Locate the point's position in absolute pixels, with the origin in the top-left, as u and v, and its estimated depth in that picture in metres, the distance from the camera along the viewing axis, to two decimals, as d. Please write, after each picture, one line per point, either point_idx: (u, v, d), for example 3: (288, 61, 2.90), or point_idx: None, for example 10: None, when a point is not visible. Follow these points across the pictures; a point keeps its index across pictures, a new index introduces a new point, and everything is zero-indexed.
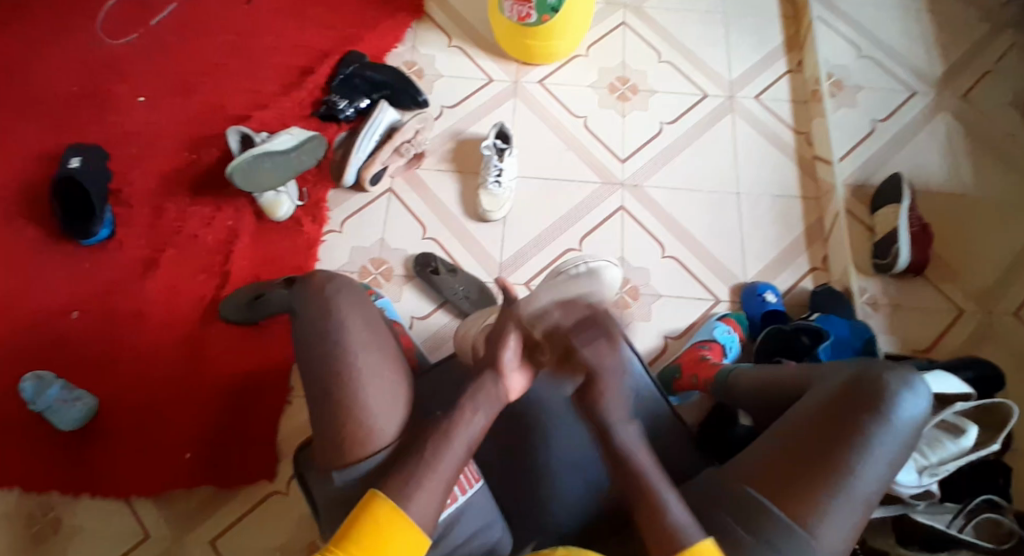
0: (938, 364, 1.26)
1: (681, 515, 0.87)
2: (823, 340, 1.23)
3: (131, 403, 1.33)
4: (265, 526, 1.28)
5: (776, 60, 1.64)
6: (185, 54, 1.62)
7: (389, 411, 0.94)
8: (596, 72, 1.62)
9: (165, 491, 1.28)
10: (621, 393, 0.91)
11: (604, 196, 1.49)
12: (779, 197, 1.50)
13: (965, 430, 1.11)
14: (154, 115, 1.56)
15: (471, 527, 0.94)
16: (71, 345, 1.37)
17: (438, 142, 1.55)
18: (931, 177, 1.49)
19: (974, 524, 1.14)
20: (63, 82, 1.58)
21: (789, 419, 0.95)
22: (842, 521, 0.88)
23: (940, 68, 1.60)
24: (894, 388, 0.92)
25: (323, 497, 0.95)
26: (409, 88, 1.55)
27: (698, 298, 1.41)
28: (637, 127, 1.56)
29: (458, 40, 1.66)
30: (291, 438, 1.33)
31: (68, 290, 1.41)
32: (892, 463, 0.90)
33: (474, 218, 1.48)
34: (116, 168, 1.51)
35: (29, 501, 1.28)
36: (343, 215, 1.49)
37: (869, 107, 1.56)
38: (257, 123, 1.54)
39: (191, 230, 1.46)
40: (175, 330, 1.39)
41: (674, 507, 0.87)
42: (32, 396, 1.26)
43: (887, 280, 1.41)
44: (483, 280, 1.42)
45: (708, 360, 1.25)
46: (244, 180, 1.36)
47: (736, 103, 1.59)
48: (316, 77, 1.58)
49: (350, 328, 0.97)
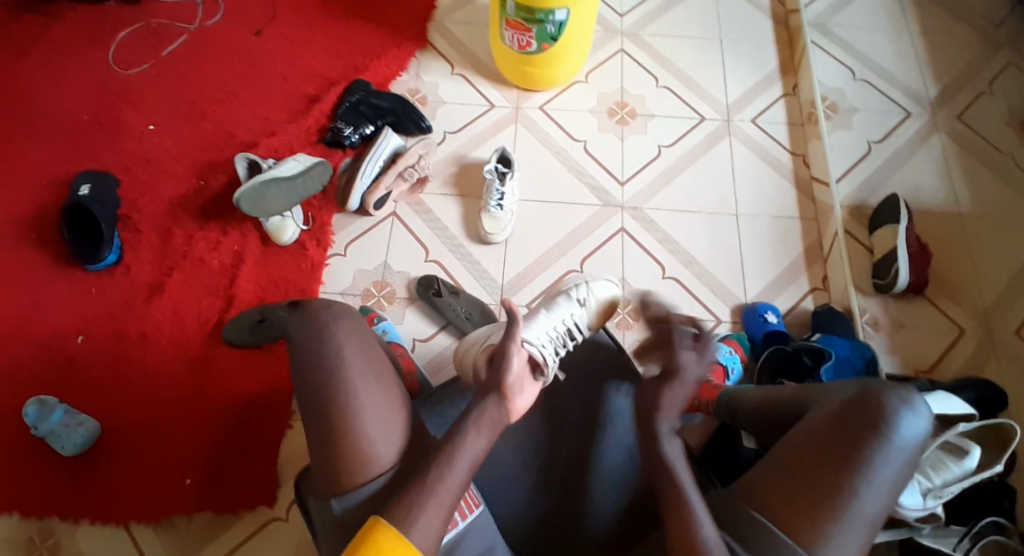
0: (939, 384, 1.27)
1: (711, 530, 0.89)
2: (825, 360, 1.26)
3: (133, 428, 1.34)
4: (266, 550, 1.28)
5: (772, 84, 1.67)
6: (194, 84, 1.66)
7: (387, 437, 0.95)
8: (596, 97, 1.65)
9: (165, 516, 1.29)
10: (650, 410, 0.96)
11: (605, 218, 1.51)
12: (778, 218, 1.51)
13: (968, 452, 1.12)
14: (163, 143, 1.59)
15: (472, 553, 0.95)
16: (76, 369, 1.38)
17: (440, 167, 1.58)
18: (928, 197, 1.50)
19: (980, 547, 1.14)
20: (74, 111, 1.62)
21: (791, 440, 0.96)
22: (847, 543, 0.88)
23: (934, 90, 1.63)
24: (895, 409, 0.93)
25: (322, 524, 0.94)
26: (413, 113, 1.58)
27: (698, 318, 1.42)
28: (635, 151, 1.58)
29: (460, 68, 1.69)
30: (296, 460, 1.35)
31: (75, 315, 1.43)
32: (893, 483, 0.91)
33: (476, 240, 1.50)
34: (125, 195, 1.54)
35: (31, 526, 1.29)
36: (347, 239, 1.51)
37: (865, 129, 1.59)
38: (264, 149, 1.57)
39: (198, 255, 1.48)
40: (180, 353, 1.40)
41: (704, 520, 0.90)
42: (34, 422, 1.27)
43: (887, 301, 1.42)
44: (486, 302, 1.43)
45: (710, 382, 1.25)
46: (251, 206, 1.38)
47: (734, 126, 1.61)
48: (322, 105, 1.61)
49: (348, 354, 0.98)
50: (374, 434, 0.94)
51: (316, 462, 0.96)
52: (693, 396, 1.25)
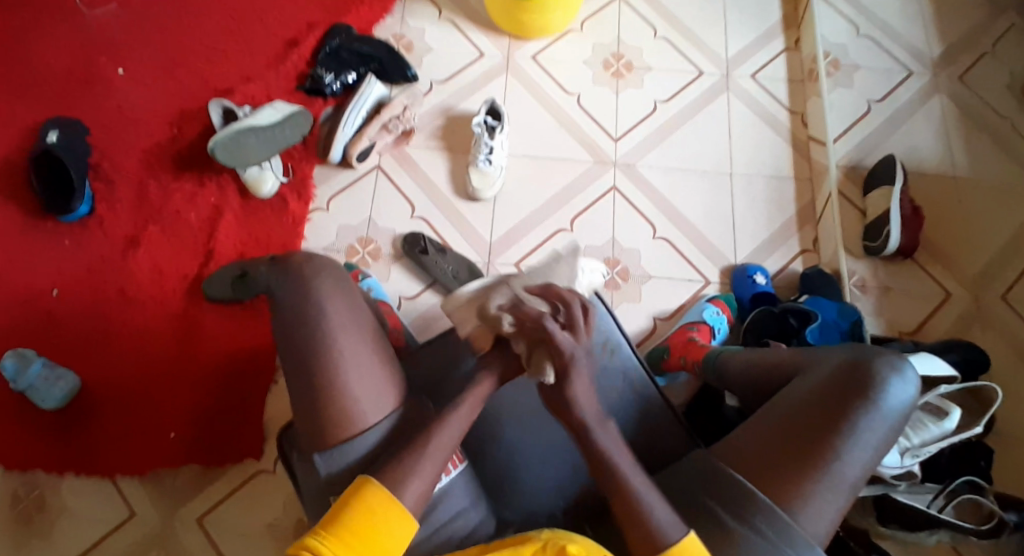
0: (923, 347, 1.27)
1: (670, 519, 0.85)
2: (810, 322, 1.26)
3: (115, 382, 1.32)
4: (252, 503, 1.28)
5: (773, 38, 1.61)
6: (166, 24, 1.56)
7: (375, 399, 0.93)
8: (591, 47, 1.58)
9: (151, 468, 1.28)
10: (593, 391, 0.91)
11: (596, 176, 1.47)
12: (772, 178, 1.48)
13: (948, 413, 1.14)
14: (134, 88, 1.51)
15: (455, 507, 0.94)
16: (53, 321, 1.35)
17: (427, 119, 1.52)
18: (924, 159, 1.48)
19: (953, 504, 1.18)
20: (38, 51, 1.53)
21: (778, 405, 0.96)
22: (828, 506, 0.88)
23: (938, 48, 1.58)
24: (884, 374, 0.93)
25: (310, 484, 0.95)
26: (399, 62, 1.51)
27: (688, 279, 1.40)
28: (630, 105, 1.53)
29: (449, 12, 1.61)
30: (281, 416, 1.33)
31: (49, 267, 1.38)
32: (878, 448, 0.91)
33: (463, 197, 1.45)
34: (96, 142, 1.47)
35: (13, 480, 1.27)
36: (330, 193, 1.46)
37: (865, 87, 1.54)
38: (241, 96, 1.50)
39: (175, 207, 1.43)
40: (158, 307, 1.37)
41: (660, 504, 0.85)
42: (13, 375, 1.24)
43: (876, 263, 1.41)
44: (473, 260, 1.40)
45: (697, 342, 1.26)
46: (228, 155, 1.34)
47: (732, 81, 1.56)
48: (302, 49, 1.54)
49: (331, 311, 0.95)
50: (360, 395, 0.92)
51: (302, 421, 0.94)
52: (680, 356, 1.26)
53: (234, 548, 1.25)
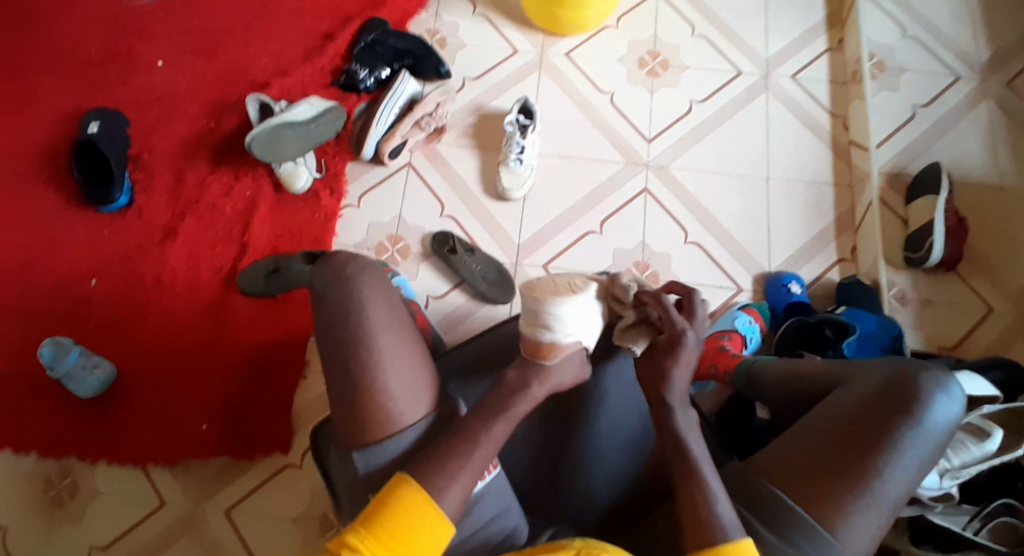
0: (965, 364, 1.23)
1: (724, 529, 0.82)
2: (848, 335, 1.22)
3: (147, 374, 1.35)
4: (279, 496, 1.30)
5: (816, 37, 1.56)
6: (205, 18, 1.58)
7: (412, 397, 0.93)
8: (626, 45, 1.55)
9: (183, 459, 1.31)
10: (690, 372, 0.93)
11: (628, 177, 1.45)
12: (812, 182, 1.44)
13: (991, 434, 1.09)
14: (172, 81, 1.53)
15: (490, 513, 0.91)
16: (91, 310, 1.38)
17: (459, 116, 1.51)
18: (970, 167, 1.42)
19: (989, 528, 1.15)
20: (81, 42, 1.56)
21: (818, 417, 0.93)
22: (870, 522, 0.86)
23: (989, 51, 1.52)
24: (929, 388, 0.90)
25: (344, 477, 0.95)
26: (431, 57, 1.50)
27: (719, 285, 1.38)
28: (665, 105, 1.50)
29: (483, 7, 1.60)
30: (309, 411, 1.35)
31: (89, 255, 1.42)
32: (922, 465, 0.88)
33: (493, 196, 1.45)
34: (135, 134, 1.50)
35: (48, 466, 1.32)
36: (361, 189, 1.47)
37: (911, 91, 1.49)
38: (276, 90, 1.51)
39: (210, 200, 1.45)
40: (192, 298, 1.39)
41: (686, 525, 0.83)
42: (50, 363, 1.27)
43: (917, 275, 1.36)
44: (501, 261, 1.40)
45: (728, 351, 1.22)
46: (265, 150, 1.35)
47: (772, 81, 1.52)
48: (337, 44, 1.54)
49: (372, 308, 0.95)
50: (398, 392, 0.92)
51: (337, 418, 0.94)
52: (709, 364, 1.22)
53: (261, 537, 1.28)
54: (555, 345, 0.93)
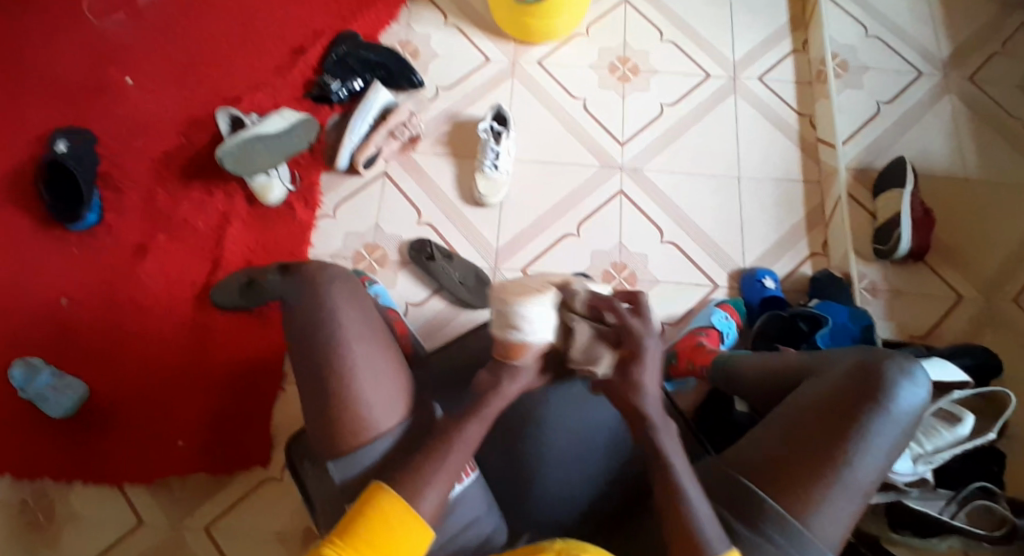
0: (936, 352, 1.26)
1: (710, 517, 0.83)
2: (822, 327, 1.23)
3: (121, 393, 1.32)
4: (260, 514, 1.28)
5: (781, 40, 1.60)
6: (174, 34, 1.57)
7: (388, 404, 0.91)
8: (597, 51, 1.58)
9: (161, 478, 1.29)
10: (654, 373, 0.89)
11: (603, 180, 1.46)
12: (781, 180, 1.47)
13: (962, 419, 1.12)
14: (142, 98, 1.52)
15: (467, 517, 0.89)
16: (62, 331, 1.35)
17: (433, 125, 1.52)
18: (934, 161, 1.46)
19: (966, 510, 1.16)
20: (47, 61, 1.54)
21: (789, 410, 0.94)
22: (841, 510, 0.86)
23: (948, 49, 1.57)
24: (895, 377, 0.91)
25: (322, 486, 0.93)
26: (404, 68, 1.51)
27: (697, 284, 1.39)
28: (637, 109, 1.52)
29: (454, 18, 1.61)
30: (288, 424, 1.33)
31: (60, 275, 1.39)
32: (891, 452, 0.89)
33: (469, 202, 1.45)
34: (104, 151, 1.48)
35: (23, 490, 1.28)
36: (336, 200, 1.46)
37: (875, 89, 1.53)
38: (248, 104, 1.50)
39: (183, 215, 1.44)
40: (166, 315, 1.37)
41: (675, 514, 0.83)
42: (20, 384, 1.27)
43: (887, 266, 1.40)
44: (480, 267, 1.40)
45: (706, 347, 1.23)
46: (236, 164, 1.34)
47: (740, 84, 1.55)
48: (308, 57, 1.54)
49: (344, 317, 0.94)
50: (374, 399, 0.90)
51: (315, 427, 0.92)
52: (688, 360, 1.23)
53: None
54: (524, 345, 0.88)
